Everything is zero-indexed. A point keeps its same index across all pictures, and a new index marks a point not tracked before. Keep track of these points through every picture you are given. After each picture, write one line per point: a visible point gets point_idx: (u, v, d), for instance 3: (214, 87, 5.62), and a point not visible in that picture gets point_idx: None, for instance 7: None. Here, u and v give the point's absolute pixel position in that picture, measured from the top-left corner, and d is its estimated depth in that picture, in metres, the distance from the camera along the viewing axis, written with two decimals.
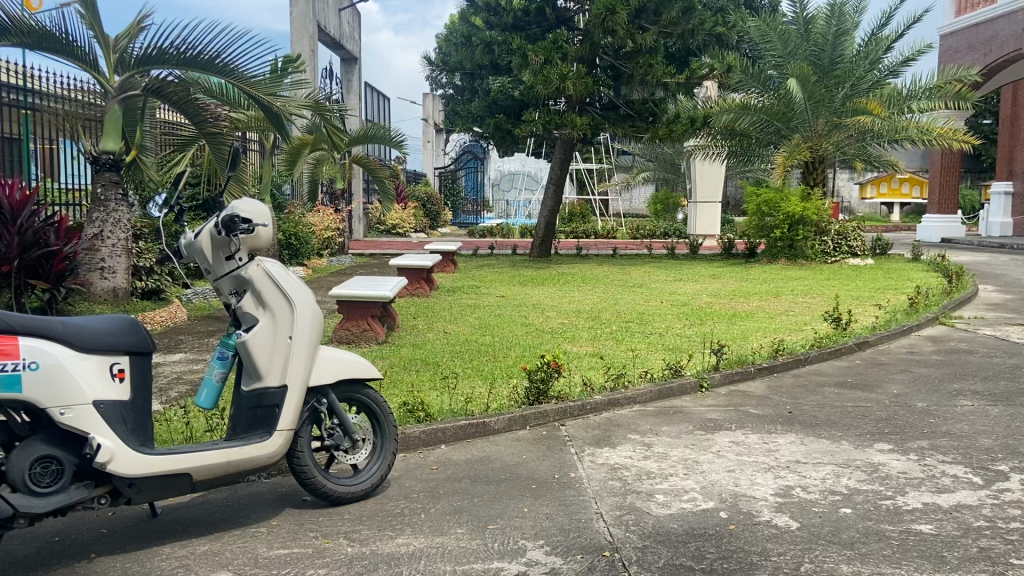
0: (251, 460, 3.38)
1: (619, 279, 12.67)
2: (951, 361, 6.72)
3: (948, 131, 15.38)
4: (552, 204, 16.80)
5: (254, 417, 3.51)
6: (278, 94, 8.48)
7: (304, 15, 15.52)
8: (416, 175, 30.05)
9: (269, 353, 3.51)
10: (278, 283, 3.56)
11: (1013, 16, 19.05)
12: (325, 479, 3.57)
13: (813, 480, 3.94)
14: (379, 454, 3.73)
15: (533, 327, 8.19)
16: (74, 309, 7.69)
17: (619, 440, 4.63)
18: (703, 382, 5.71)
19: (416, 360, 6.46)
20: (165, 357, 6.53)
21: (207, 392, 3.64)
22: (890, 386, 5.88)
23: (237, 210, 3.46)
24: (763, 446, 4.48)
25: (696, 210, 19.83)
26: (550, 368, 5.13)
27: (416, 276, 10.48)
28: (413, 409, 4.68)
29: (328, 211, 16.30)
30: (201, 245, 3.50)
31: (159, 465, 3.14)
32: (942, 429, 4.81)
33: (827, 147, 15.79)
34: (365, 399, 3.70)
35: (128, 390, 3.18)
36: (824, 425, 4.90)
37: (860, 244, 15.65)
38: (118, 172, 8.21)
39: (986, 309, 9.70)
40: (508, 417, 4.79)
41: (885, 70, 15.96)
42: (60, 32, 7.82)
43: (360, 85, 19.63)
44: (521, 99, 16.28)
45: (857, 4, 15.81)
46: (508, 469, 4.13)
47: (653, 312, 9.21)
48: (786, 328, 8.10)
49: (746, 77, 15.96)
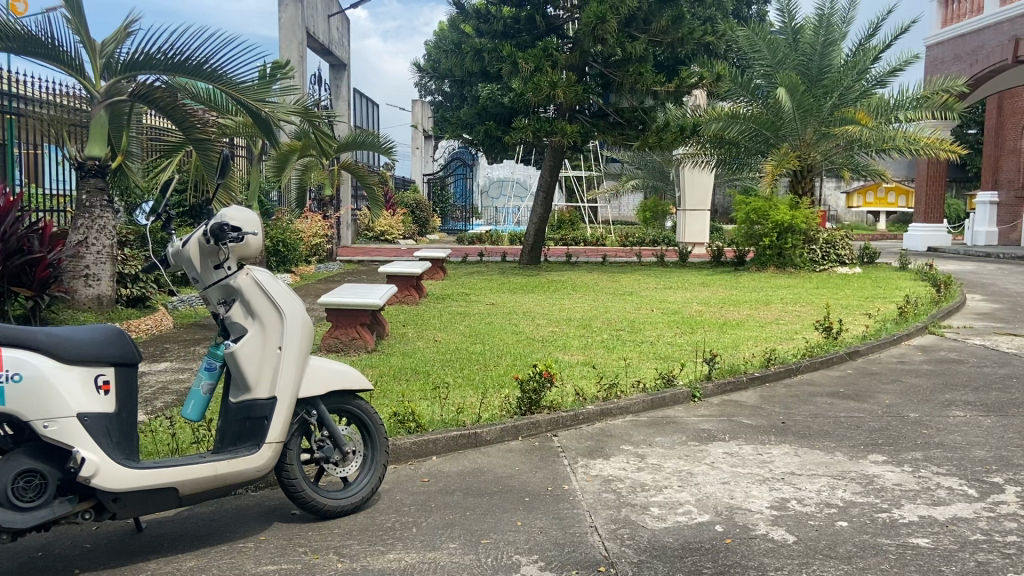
0: (240, 473, 3.30)
1: (609, 287, 12.64)
2: (942, 371, 6.72)
3: (936, 140, 15.44)
4: (541, 212, 16.78)
5: (242, 428, 3.44)
6: (267, 100, 8.43)
7: (293, 20, 15.46)
8: (405, 182, 29.97)
9: (258, 363, 3.45)
10: (267, 292, 3.49)
11: (998, 26, 19.19)
12: (315, 493, 3.50)
13: (808, 492, 3.91)
14: (370, 466, 3.67)
15: (523, 335, 8.14)
16: (57, 317, 7.58)
17: (612, 450, 4.58)
18: (695, 393, 5.67)
19: (407, 369, 6.40)
20: (150, 366, 6.43)
21: (194, 403, 3.56)
22: (882, 396, 5.87)
23: (226, 218, 3.40)
24: (757, 457, 4.44)
25: (685, 218, 19.82)
26: (543, 378, 5.07)
27: (405, 284, 10.42)
28: (403, 420, 4.62)
29: (316, 217, 16.20)
30: (188, 253, 3.42)
31: (145, 479, 3.06)
32: (936, 439, 4.79)
33: (815, 156, 15.83)
34: (356, 409, 3.64)
35: (114, 402, 3.11)
36: (817, 435, 4.87)
37: (848, 253, 15.71)
38: (104, 179, 8.10)
39: (975, 318, 9.72)
40: (500, 428, 4.73)
41: (873, 79, 16.00)
42: (47, 36, 7.72)
43: (349, 91, 19.55)
44: (511, 107, 16.21)
45: (844, 14, 15.90)
46: (501, 482, 4.07)
47: (644, 320, 9.17)
48: (777, 337, 8.08)
49: (735, 86, 16.02)
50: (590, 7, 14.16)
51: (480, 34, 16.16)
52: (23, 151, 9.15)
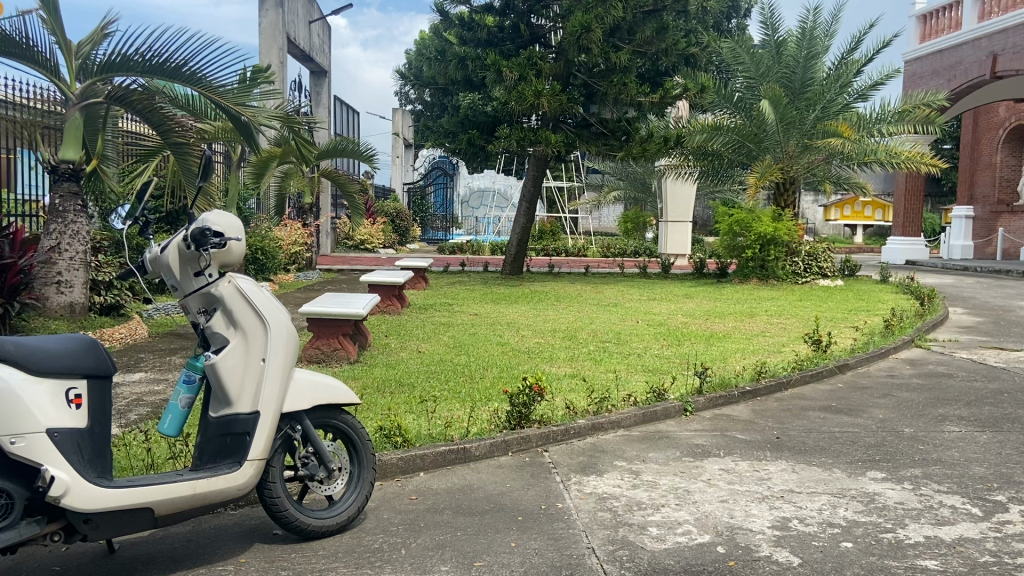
0: (219, 492, 3.12)
1: (593, 297, 12.56)
2: (932, 385, 6.65)
3: (916, 154, 15.52)
4: (524, 221, 16.63)
5: (222, 445, 3.24)
6: (247, 103, 8.32)
7: (274, 25, 15.28)
8: (386, 191, 29.77)
9: (240, 377, 3.26)
10: (249, 301, 3.31)
11: (976, 42, 19.38)
12: (298, 513, 3.33)
13: (809, 511, 3.79)
14: (356, 483, 3.51)
15: (509, 346, 7.99)
16: (27, 325, 7.34)
17: (605, 467, 4.45)
18: (687, 407, 5.56)
19: (391, 381, 6.23)
20: (124, 377, 6.22)
21: (171, 418, 3.35)
22: (875, 411, 5.78)
23: (208, 222, 3.22)
24: (754, 474, 4.32)
25: (667, 229, 19.70)
26: (532, 392, 4.93)
27: (388, 293, 10.24)
28: (390, 434, 4.45)
29: (296, 226, 16.01)
30: (167, 260, 3.24)
31: (119, 499, 2.87)
32: (933, 456, 4.70)
33: (797, 169, 15.81)
34: (342, 424, 3.47)
35: (86, 417, 2.93)
36: (813, 451, 4.77)
37: (830, 266, 15.74)
38: (77, 182, 7.83)
39: (960, 332, 9.70)
40: (490, 443, 4.58)
41: (854, 93, 16.08)
42: (17, 34, 7.48)
43: (330, 98, 19.39)
44: (494, 115, 16.11)
45: (827, 28, 15.95)
46: (492, 499, 3.92)
47: (630, 332, 9.03)
48: (766, 349, 8.01)
49: (718, 98, 16.06)
50: (575, 16, 14.03)
51: (464, 42, 16.10)
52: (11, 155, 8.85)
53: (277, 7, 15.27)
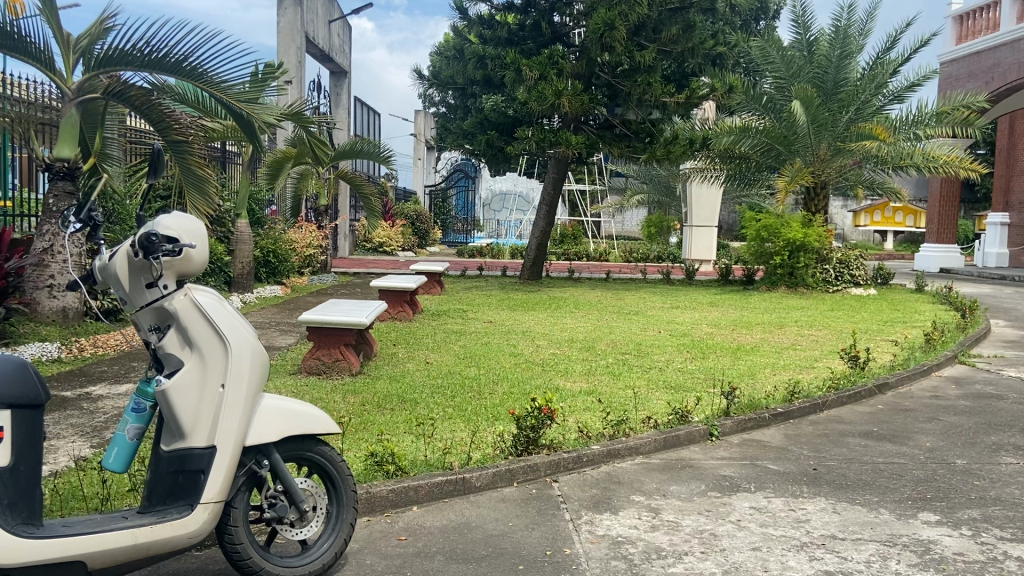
0: (167, 541, 2.71)
1: (614, 305, 12.06)
2: (982, 408, 6.08)
3: (955, 158, 14.88)
4: (544, 226, 16.15)
5: (174, 483, 2.83)
6: (254, 102, 7.96)
7: (292, 24, 14.92)
8: (406, 194, 29.55)
9: (195, 404, 2.84)
10: (206, 317, 2.85)
11: (1015, 43, 18.72)
12: (264, 560, 2.87)
13: (855, 564, 3.29)
14: (334, 524, 3.04)
15: (523, 357, 7.55)
16: (15, 330, 7.01)
17: (620, 503, 3.96)
18: (712, 431, 5.06)
19: (393, 396, 5.76)
20: (110, 389, 5.82)
21: (117, 451, 2.94)
22: (921, 438, 5.24)
23: (159, 227, 2.79)
24: (790, 515, 3.82)
25: (692, 234, 19.23)
26: (542, 414, 4.45)
27: (398, 298, 9.80)
28: (381, 462, 3.98)
29: (311, 227, 15.43)
30: (115, 269, 2.80)
31: (42, 552, 2.48)
32: (991, 494, 4.17)
33: (829, 172, 15.26)
34: (318, 457, 3.01)
35: (9, 453, 2.52)
36: (855, 486, 4.26)
37: (862, 273, 15.12)
38: (73, 181, 7.50)
39: (1004, 347, 9.08)
40: (493, 472, 4.12)
41: (889, 95, 15.45)
42: (14, 27, 7.13)
43: (350, 99, 19.03)
44: (514, 116, 15.66)
45: (861, 27, 15.37)
46: (490, 542, 3.46)
47: (651, 343, 8.53)
48: (797, 364, 7.49)
49: (747, 99, 15.44)
50: (599, 14, 13.51)
51: (484, 41, 15.63)
52: (16, 155, 8.59)
53: (296, 6, 14.93)
